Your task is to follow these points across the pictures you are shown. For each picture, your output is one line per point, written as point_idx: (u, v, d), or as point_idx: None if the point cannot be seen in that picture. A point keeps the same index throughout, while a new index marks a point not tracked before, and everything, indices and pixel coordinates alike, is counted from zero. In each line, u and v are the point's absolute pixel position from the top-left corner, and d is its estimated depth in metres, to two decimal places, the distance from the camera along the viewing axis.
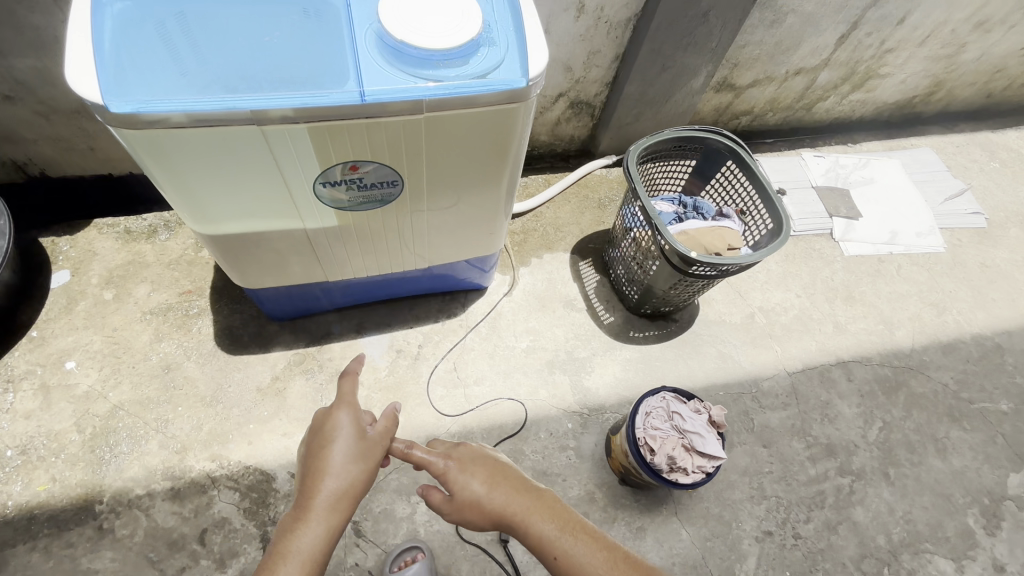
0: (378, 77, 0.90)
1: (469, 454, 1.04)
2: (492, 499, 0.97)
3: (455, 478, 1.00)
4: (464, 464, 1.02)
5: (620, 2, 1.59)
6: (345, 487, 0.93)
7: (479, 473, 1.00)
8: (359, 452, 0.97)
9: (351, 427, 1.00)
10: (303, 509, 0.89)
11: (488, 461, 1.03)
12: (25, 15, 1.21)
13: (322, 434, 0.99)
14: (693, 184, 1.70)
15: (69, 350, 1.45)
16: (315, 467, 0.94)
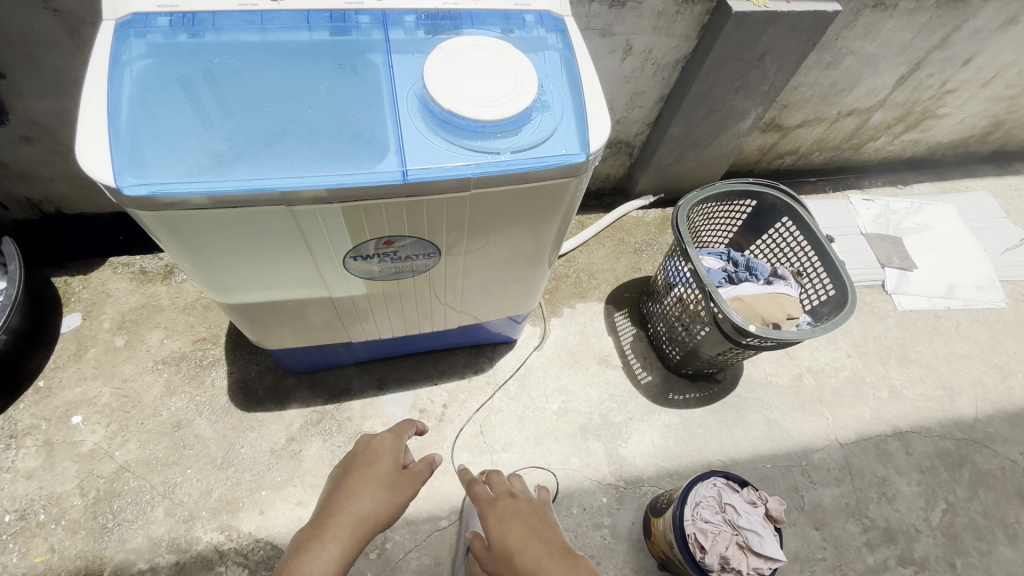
0: (422, 151, 0.82)
1: (512, 502, 0.92)
2: (526, 556, 0.81)
3: (491, 524, 0.88)
4: (504, 511, 0.89)
5: (670, 44, 1.49)
6: (371, 515, 0.85)
7: (517, 523, 0.87)
8: (392, 484, 0.90)
9: (388, 459, 0.95)
10: (321, 526, 0.81)
11: (530, 515, 0.90)
12: (45, 57, 1.14)
13: (354, 462, 0.93)
14: (743, 237, 1.58)
15: (76, 403, 1.37)
16: (342, 489, 0.88)
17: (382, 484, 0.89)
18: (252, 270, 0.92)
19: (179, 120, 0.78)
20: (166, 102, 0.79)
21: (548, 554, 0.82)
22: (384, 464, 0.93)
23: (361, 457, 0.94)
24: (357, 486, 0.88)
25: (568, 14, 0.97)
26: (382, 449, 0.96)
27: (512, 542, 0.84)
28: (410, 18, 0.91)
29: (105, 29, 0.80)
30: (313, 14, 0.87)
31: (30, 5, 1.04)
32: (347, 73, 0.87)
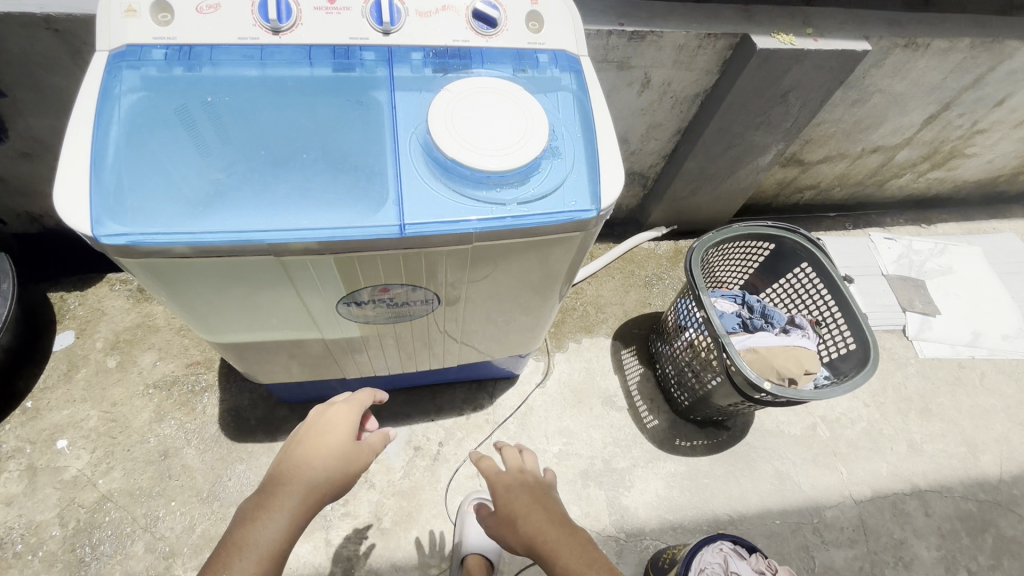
0: (422, 200, 0.77)
1: (517, 472, 0.89)
2: (528, 520, 0.79)
3: (498, 489, 0.86)
4: (511, 479, 0.87)
5: (690, 78, 1.44)
6: (321, 485, 0.77)
7: (523, 489, 0.85)
8: (347, 453, 0.81)
9: (344, 425, 0.85)
10: (266, 495, 0.74)
11: (535, 483, 0.87)
12: (45, 76, 1.11)
13: (308, 426, 0.84)
14: (759, 279, 1.51)
15: (63, 427, 1.34)
16: (291, 454, 0.79)
17: (336, 450, 0.80)
18: (240, 313, 0.88)
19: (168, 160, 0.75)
20: (157, 142, 0.76)
21: (548, 519, 0.79)
22: (338, 430, 0.83)
23: (316, 421, 0.85)
24: (308, 452, 0.79)
25: (583, 54, 0.93)
26: (340, 413, 0.86)
27: (516, 508, 0.81)
28: (417, 54, 0.86)
29: (98, 60, 0.77)
30: (315, 50, 0.83)
31: (31, 25, 1.01)
32: (348, 113, 0.83)
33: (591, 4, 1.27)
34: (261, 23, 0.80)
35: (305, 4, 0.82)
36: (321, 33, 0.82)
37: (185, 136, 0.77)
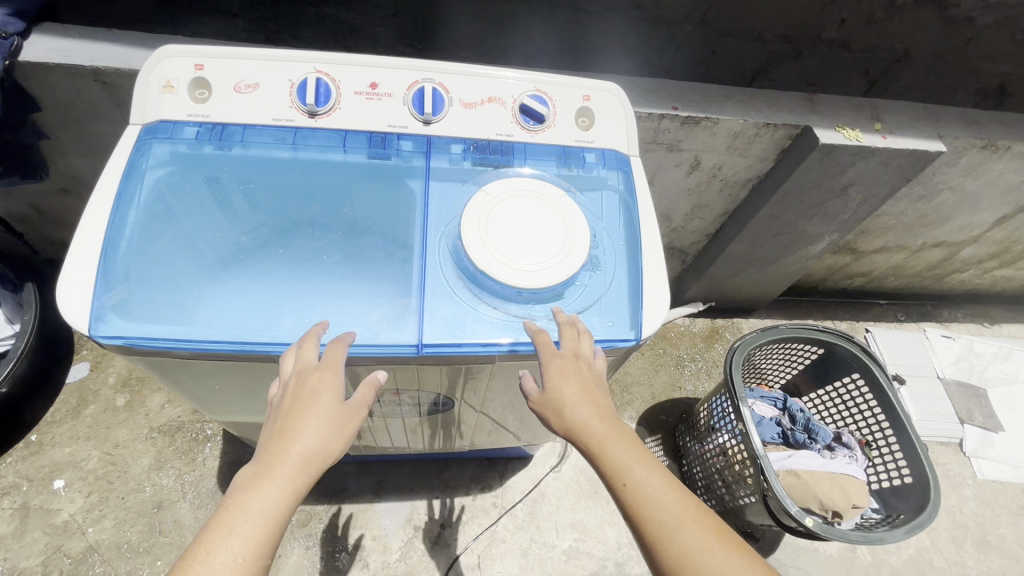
0: (445, 313, 0.70)
1: (572, 352, 0.67)
2: (578, 414, 0.64)
3: (547, 370, 0.66)
4: (569, 359, 0.66)
5: (743, 165, 1.36)
6: (323, 455, 0.58)
7: (580, 381, 0.66)
8: (347, 417, 0.61)
9: (333, 382, 0.60)
10: (254, 460, 0.56)
11: (591, 371, 0.67)
12: (90, 122, 1.11)
13: (289, 383, 0.61)
14: (804, 381, 1.39)
15: (62, 466, 1.31)
16: (279, 419, 0.59)
17: (331, 416, 0.59)
18: (242, 399, 0.83)
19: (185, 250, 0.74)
20: (179, 227, 0.76)
21: (601, 421, 0.64)
22: (327, 385, 0.60)
23: (298, 374, 0.61)
24: (297, 421, 0.58)
25: (634, 155, 0.86)
26: (326, 365, 0.61)
27: (568, 399, 0.65)
28: (457, 147, 0.81)
29: (129, 134, 0.74)
30: (351, 134, 0.79)
31: (81, 76, 1.01)
32: (372, 211, 0.82)
33: (645, 86, 1.22)
34: (298, 104, 0.77)
35: (346, 87, 0.78)
36: (359, 118, 0.78)
37: (207, 233, 0.77)
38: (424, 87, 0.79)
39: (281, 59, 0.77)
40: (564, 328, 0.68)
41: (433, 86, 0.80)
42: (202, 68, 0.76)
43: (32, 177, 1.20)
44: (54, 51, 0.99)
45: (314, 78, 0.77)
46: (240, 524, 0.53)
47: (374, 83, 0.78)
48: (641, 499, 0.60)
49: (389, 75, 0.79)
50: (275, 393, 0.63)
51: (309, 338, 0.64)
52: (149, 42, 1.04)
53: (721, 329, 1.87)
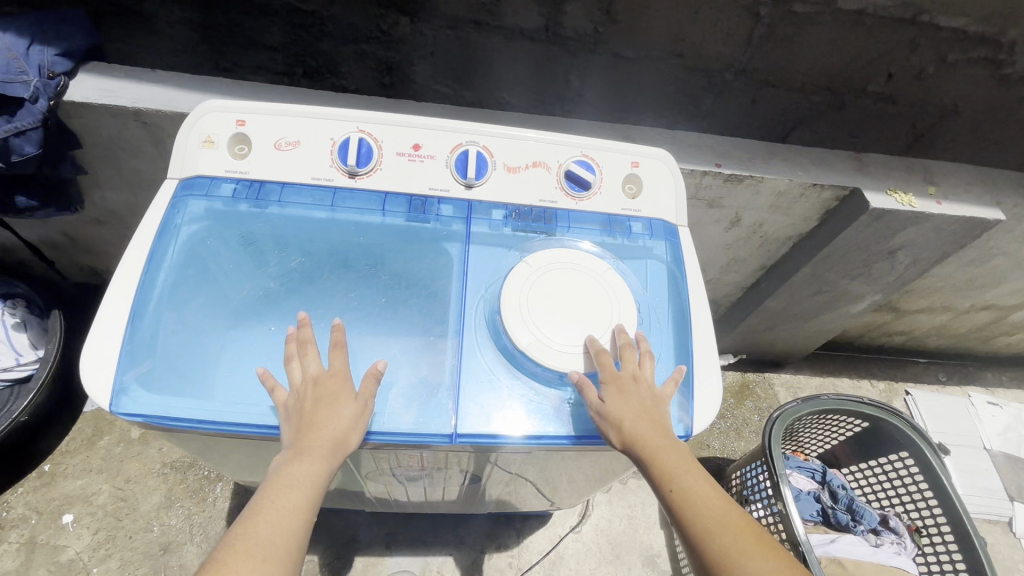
0: (482, 395, 0.65)
1: (632, 375, 0.64)
2: (632, 428, 0.61)
3: (606, 390, 0.63)
4: (629, 382, 0.63)
5: (785, 223, 1.31)
6: (345, 440, 0.58)
7: (639, 403, 0.62)
8: (362, 415, 0.60)
9: (344, 385, 0.60)
10: (290, 450, 0.57)
11: (656, 393, 0.64)
12: (128, 159, 1.11)
13: (299, 389, 0.59)
14: (844, 452, 1.31)
15: (72, 500, 1.28)
16: (298, 423, 0.58)
17: (350, 414, 0.59)
18: (259, 463, 0.79)
19: (211, 321, 0.68)
20: (207, 294, 0.70)
21: (651, 431, 0.61)
22: (334, 382, 0.60)
23: (308, 380, 0.60)
24: (317, 423, 0.57)
25: (682, 225, 0.82)
26: (334, 371, 0.61)
27: (629, 418, 0.61)
28: (498, 212, 0.78)
29: (166, 190, 0.73)
30: (391, 196, 0.76)
31: (122, 116, 1.00)
32: (414, 283, 0.75)
33: (687, 141, 1.18)
34: (338, 164, 0.75)
35: (388, 149, 0.76)
36: (400, 180, 0.76)
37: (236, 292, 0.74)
38: (467, 150, 0.77)
39: (323, 117, 0.75)
40: (625, 352, 0.66)
41: (477, 149, 0.78)
42: (244, 123, 0.74)
43: (66, 210, 1.18)
44: (99, 92, 0.99)
45: (357, 137, 0.75)
46: (281, 502, 0.54)
47: (417, 145, 0.77)
48: (686, 505, 0.59)
49: (433, 137, 0.77)
50: (281, 396, 0.60)
51: (311, 344, 0.62)
52: (191, 84, 1.03)
53: (752, 384, 1.79)
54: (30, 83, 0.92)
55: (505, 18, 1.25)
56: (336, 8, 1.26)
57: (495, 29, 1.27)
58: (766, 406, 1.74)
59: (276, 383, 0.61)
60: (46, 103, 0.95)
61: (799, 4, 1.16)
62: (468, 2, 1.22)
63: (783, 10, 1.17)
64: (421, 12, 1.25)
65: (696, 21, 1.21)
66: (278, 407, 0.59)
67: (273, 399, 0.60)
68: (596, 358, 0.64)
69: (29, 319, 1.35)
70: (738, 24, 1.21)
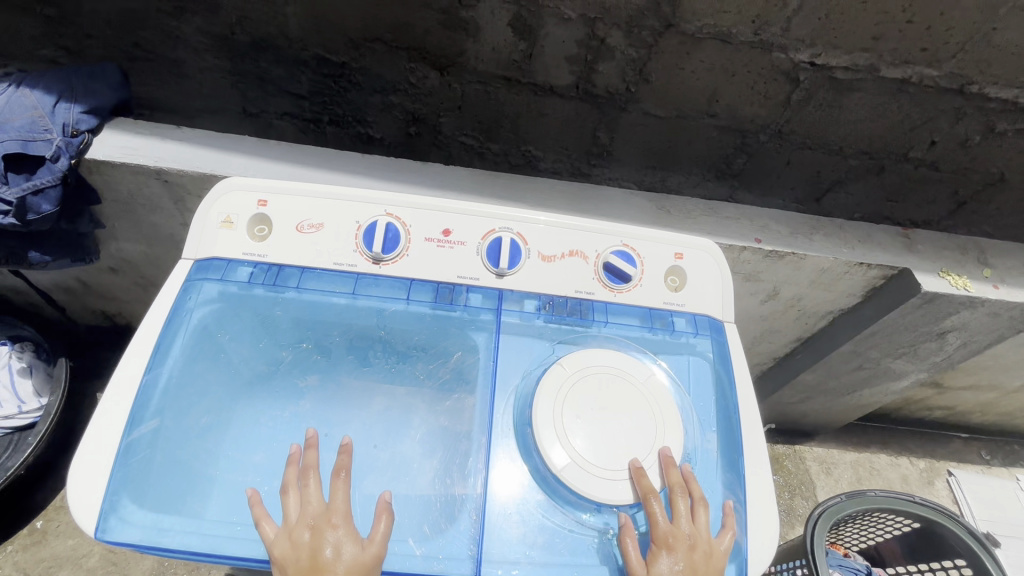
0: (511, 526, 0.58)
1: (686, 531, 0.58)
2: None
3: (654, 549, 0.57)
4: (679, 540, 0.58)
5: (826, 298, 1.23)
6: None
7: (687, 567, 0.57)
8: (369, 560, 0.53)
9: (346, 524, 0.55)
10: None
11: (710, 555, 0.58)
12: (147, 214, 1.08)
13: (294, 532, 0.54)
14: (891, 551, 1.21)
15: (61, 562, 1.22)
16: (298, 575, 0.52)
17: (354, 561, 0.53)
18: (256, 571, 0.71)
19: (217, 425, 0.63)
20: (216, 390, 0.65)
21: None
22: (338, 520, 0.55)
23: (307, 518, 0.55)
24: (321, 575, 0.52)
25: (730, 320, 0.75)
26: (335, 507, 0.55)
27: None
28: (530, 303, 0.72)
29: (178, 270, 0.68)
30: (417, 283, 0.71)
31: (143, 174, 0.97)
32: (439, 382, 0.69)
33: (724, 213, 1.13)
34: (363, 250, 0.70)
35: (416, 233, 0.72)
36: (428, 267, 0.71)
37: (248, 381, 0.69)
38: (500, 237, 0.72)
39: (350, 198, 0.71)
40: (677, 501, 0.60)
41: (511, 236, 0.73)
42: (266, 203, 0.70)
43: (81, 261, 1.13)
44: (123, 150, 0.97)
45: (384, 222, 0.71)
46: None
47: (448, 230, 0.72)
48: None
49: (465, 222, 0.73)
50: (271, 535, 0.54)
51: (311, 473, 0.57)
52: (216, 143, 1.00)
53: (782, 457, 1.68)
54: (52, 142, 0.91)
55: (536, 76, 1.22)
56: (366, 60, 1.25)
57: (526, 86, 1.24)
58: (797, 482, 1.63)
59: (266, 518, 0.55)
60: (67, 163, 0.92)
61: (840, 71, 1.11)
62: (499, 58, 1.20)
63: (824, 76, 1.12)
64: (452, 66, 1.23)
65: (732, 82, 1.16)
66: (269, 552, 0.53)
67: (262, 537, 0.53)
68: (647, 507, 0.58)
69: (36, 363, 1.31)
70: (776, 88, 1.16)
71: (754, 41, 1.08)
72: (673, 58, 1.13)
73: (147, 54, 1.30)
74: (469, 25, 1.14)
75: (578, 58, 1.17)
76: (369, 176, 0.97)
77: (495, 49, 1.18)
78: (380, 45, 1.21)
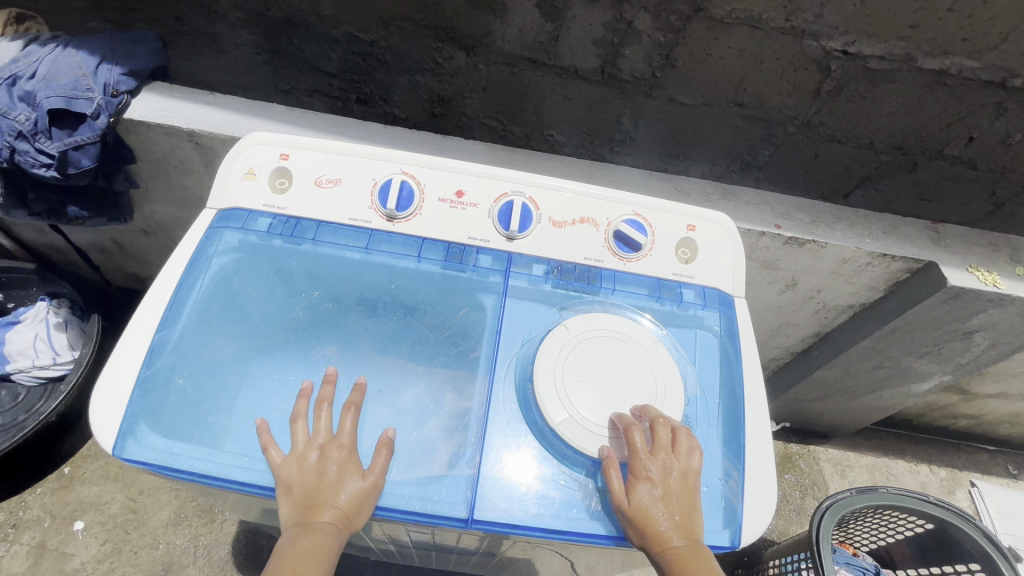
0: (503, 474, 0.59)
1: (664, 459, 0.58)
2: (659, 524, 0.55)
3: (632, 479, 0.57)
4: (659, 468, 0.57)
5: (846, 291, 1.21)
6: (354, 511, 0.55)
7: (666, 495, 0.56)
8: (368, 489, 0.57)
9: (350, 454, 0.58)
10: (298, 520, 0.55)
11: (688, 480, 0.58)
12: (178, 177, 1.13)
13: (302, 456, 0.57)
14: (901, 553, 1.18)
15: (85, 507, 1.28)
16: (302, 494, 0.56)
17: (354, 488, 0.56)
18: (261, 512, 0.74)
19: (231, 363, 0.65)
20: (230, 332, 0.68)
21: (677, 527, 0.55)
22: (341, 451, 0.58)
23: (314, 446, 0.58)
24: (323, 497, 0.55)
25: (739, 295, 0.75)
26: (342, 438, 0.58)
27: (656, 514, 0.55)
28: (539, 267, 0.73)
29: (203, 219, 0.71)
30: (428, 242, 0.73)
31: (177, 137, 1.02)
32: (444, 336, 0.70)
33: (746, 198, 1.11)
34: (377, 206, 0.72)
35: (430, 192, 0.73)
36: (440, 227, 0.72)
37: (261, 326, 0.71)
38: (512, 201, 0.73)
39: (368, 156, 0.73)
40: (658, 431, 0.59)
41: (522, 201, 0.74)
42: (287, 158, 0.73)
43: (115, 220, 1.18)
44: (158, 112, 1.01)
45: (399, 180, 0.73)
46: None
47: (460, 192, 0.74)
48: None
49: (478, 185, 0.74)
50: (279, 459, 0.57)
51: (321, 405, 0.60)
52: (244, 109, 1.04)
53: (794, 456, 1.64)
54: (93, 101, 0.95)
55: (561, 58, 1.22)
56: (394, 39, 1.27)
57: (551, 68, 1.25)
58: (809, 482, 1.59)
59: (273, 445, 0.58)
60: (106, 121, 0.97)
61: (874, 61, 1.08)
62: (526, 40, 1.20)
63: (857, 65, 1.09)
64: (479, 47, 1.24)
65: (761, 70, 1.14)
66: (276, 473, 0.56)
67: (269, 461, 0.57)
68: (626, 436, 0.59)
69: (71, 319, 1.37)
70: (806, 77, 1.13)
71: (785, 27, 1.06)
72: (701, 43, 1.12)
73: (187, 28, 1.35)
74: (497, 6, 1.15)
75: (605, 41, 1.16)
76: (390, 145, 0.99)
77: (522, 31, 1.19)
78: (408, 24, 1.23)
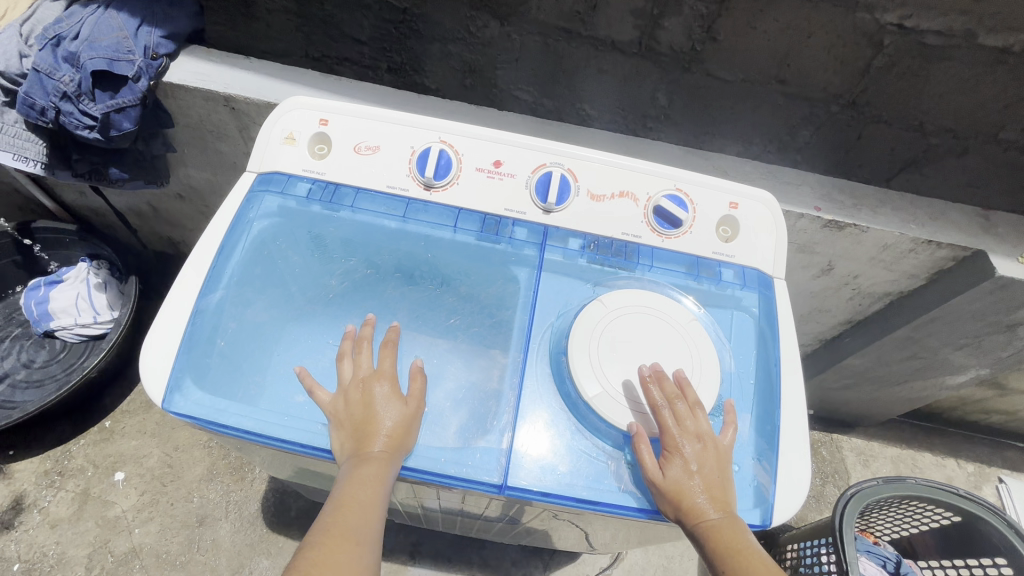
0: (535, 442, 0.60)
1: (696, 432, 0.58)
2: (693, 498, 0.55)
3: (665, 453, 0.57)
4: (691, 442, 0.57)
5: (884, 278, 1.17)
6: (403, 432, 0.57)
7: (701, 468, 0.56)
8: (411, 412, 0.59)
9: (392, 381, 0.60)
10: (351, 452, 0.56)
11: (720, 453, 0.58)
12: (213, 142, 1.14)
13: (348, 391, 0.59)
14: (924, 544, 1.17)
15: (124, 459, 1.34)
16: (352, 427, 0.57)
17: (399, 412, 0.58)
18: (295, 471, 0.77)
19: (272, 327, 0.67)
20: (269, 296, 0.69)
21: (711, 502, 0.55)
22: (383, 380, 0.59)
23: (359, 380, 0.60)
24: (372, 426, 0.57)
25: (778, 276, 0.73)
26: (384, 371, 0.60)
27: (691, 489, 0.55)
28: (575, 241, 0.72)
29: (244, 182, 0.72)
30: (464, 213, 0.72)
31: (214, 101, 1.02)
32: (478, 308, 0.71)
33: (786, 178, 1.08)
34: (415, 174, 0.72)
35: (468, 162, 0.73)
36: (476, 197, 0.72)
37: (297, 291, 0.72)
38: (551, 172, 0.72)
39: (406, 124, 0.73)
40: (688, 406, 0.59)
41: (561, 172, 0.73)
42: (326, 123, 0.73)
43: (153, 183, 1.20)
44: (196, 76, 1.02)
45: (437, 148, 0.72)
46: (353, 507, 0.54)
47: (498, 162, 0.73)
48: None
49: (516, 155, 0.73)
50: (327, 399, 0.59)
51: (364, 343, 0.63)
52: (280, 75, 1.04)
53: (816, 444, 1.63)
54: (134, 63, 0.96)
55: (598, 29, 1.18)
56: (427, 6, 1.25)
57: (586, 40, 1.21)
58: (830, 470, 1.58)
59: (318, 387, 0.60)
60: (146, 84, 0.98)
61: (931, 36, 1.02)
62: (561, 9, 1.17)
63: (912, 40, 1.03)
64: (513, 16, 1.21)
65: (807, 45, 1.09)
66: (326, 410, 0.58)
67: (317, 401, 0.59)
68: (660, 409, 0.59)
69: (109, 280, 1.39)
70: (855, 52, 1.08)
71: None
72: (745, 16, 1.07)
73: None
74: None
75: (643, 12, 1.12)
76: (424, 113, 0.98)
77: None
78: None
